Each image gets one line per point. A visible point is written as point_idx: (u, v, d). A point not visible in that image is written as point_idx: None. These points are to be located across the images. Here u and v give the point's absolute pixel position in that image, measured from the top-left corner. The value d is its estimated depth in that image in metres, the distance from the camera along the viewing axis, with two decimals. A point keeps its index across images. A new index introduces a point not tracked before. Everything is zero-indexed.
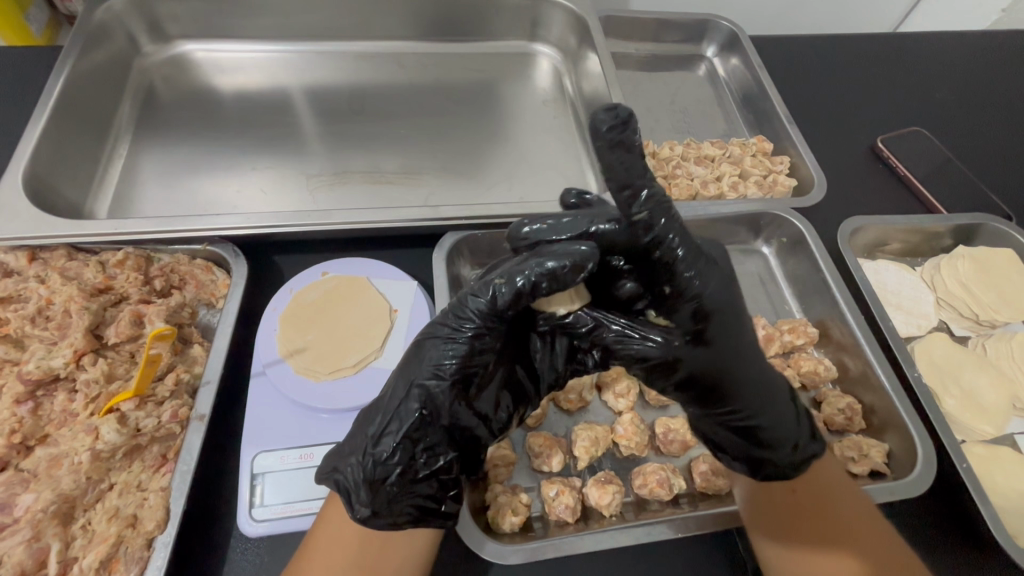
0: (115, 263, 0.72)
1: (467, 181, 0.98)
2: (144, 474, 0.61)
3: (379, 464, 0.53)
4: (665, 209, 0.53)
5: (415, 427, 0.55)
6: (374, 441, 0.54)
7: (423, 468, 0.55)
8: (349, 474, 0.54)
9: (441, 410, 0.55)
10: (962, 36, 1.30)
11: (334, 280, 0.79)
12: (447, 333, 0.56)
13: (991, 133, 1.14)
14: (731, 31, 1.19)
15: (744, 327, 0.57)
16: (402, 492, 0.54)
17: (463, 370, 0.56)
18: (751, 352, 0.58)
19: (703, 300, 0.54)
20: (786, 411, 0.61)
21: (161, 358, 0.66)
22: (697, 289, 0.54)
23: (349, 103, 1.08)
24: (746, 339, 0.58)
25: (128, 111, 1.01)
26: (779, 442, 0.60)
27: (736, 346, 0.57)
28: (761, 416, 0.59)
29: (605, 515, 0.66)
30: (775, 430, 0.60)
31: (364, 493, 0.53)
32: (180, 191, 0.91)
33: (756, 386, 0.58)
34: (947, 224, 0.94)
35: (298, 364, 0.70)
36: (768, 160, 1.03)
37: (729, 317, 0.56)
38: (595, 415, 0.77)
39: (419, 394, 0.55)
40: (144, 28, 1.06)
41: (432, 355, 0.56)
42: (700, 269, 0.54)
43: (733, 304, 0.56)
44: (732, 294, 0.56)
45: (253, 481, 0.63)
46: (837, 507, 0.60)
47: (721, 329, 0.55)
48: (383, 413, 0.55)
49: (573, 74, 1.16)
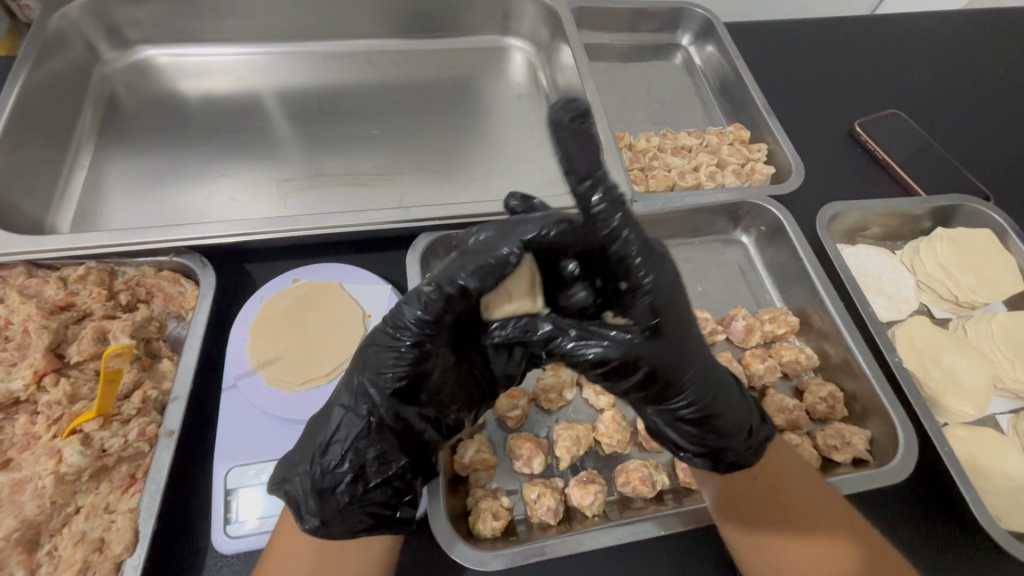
0: (76, 278, 0.70)
1: (442, 180, 0.97)
2: (113, 495, 0.60)
3: (326, 474, 0.53)
4: (622, 205, 0.48)
5: (363, 434, 0.54)
6: (322, 450, 0.54)
7: (374, 476, 0.54)
8: (297, 484, 0.53)
9: (387, 416, 0.55)
10: (938, 17, 1.29)
11: (306, 287, 0.77)
12: (390, 341, 0.55)
13: (968, 114, 1.14)
14: (706, 18, 1.17)
15: (695, 324, 0.57)
16: (354, 500, 0.54)
17: (409, 376, 0.55)
18: (702, 345, 0.58)
19: (656, 292, 0.52)
20: (735, 400, 0.60)
21: (120, 373, 0.64)
22: (652, 284, 0.51)
23: (320, 104, 1.06)
24: (699, 332, 0.57)
25: (90, 120, 0.98)
26: (739, 430, 0.60)
27: (689, 336, 0.56)
28: (721, 405, 0.59)
29: (588, 515, 0.66)
30: (730, 418, 0.59)
31: (313, 503, 0.52)
32: (146, 203, 0.89)
33: (705, 381, 0.58)
34: (926, 206, 0.94)
35: (270, 375, 0.69)
36: (745, 148, 1.02)
37: (682, 308, 0.55)
38: (576, 414, 0.76)
39: (362, 401, 0.55)
40: (102, 34, 1.03)
41: (375, 363, 0.55)
42: (655, 265, 0.51)
43: (684, 296, 0.56)
44: (682, 284, 0.56)
45: (227, 496, 0.61)
46: (798, 494, 0.61)
47: (676, 323, 0.54)
48: (330, 421, 0.55)
49: (546, 67, 1.14)
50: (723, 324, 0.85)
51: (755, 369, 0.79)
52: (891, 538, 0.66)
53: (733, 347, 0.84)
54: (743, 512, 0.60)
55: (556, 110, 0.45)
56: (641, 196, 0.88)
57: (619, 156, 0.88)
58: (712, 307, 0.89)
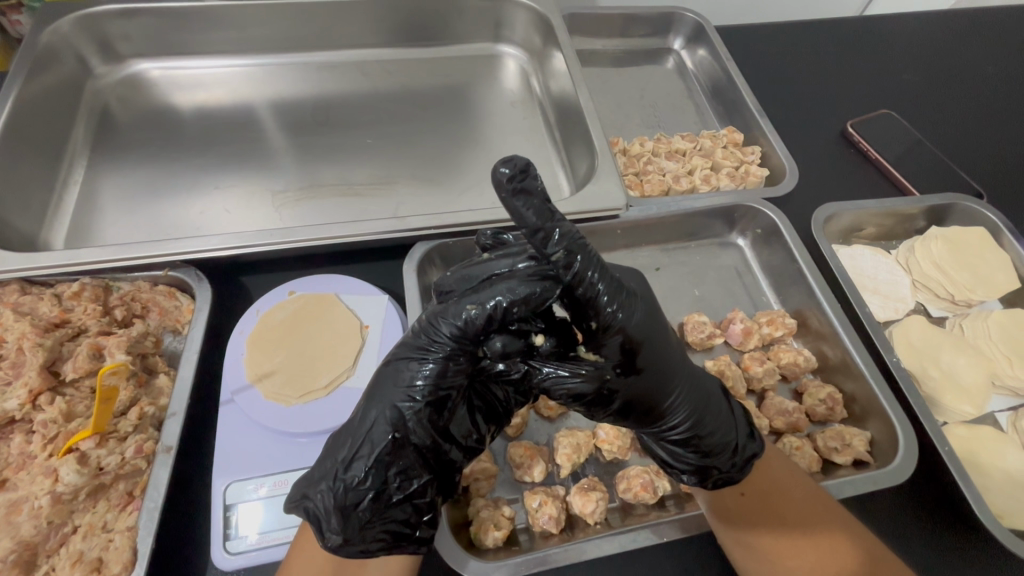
0: (71, 295, 0.69)
1: (437, 188, 0.97)
2: (111, 513, 0.59)
3: (349, 489, 0.52)
4: (580, 246, 0.49)
5: (388, 450, 0.54)
6: (345, 465, 0.53)
7: (396, 493, 0.54)
8: (318, 501, 0.52)
9: (414, 433, 0.54)
10: (925, 17, 1.30)
11: (301, 299, 0.76)
12: (420, 354, 0.54)
13: (958, 112, 1.14)
14: (697, 22, 1.18)
15: (673, 353, 0.57)
16: (376, 518, 0.53)
17: (437, 395, 0.55)
18: (684, 370, 0.58)
19: (628, 332, 0.53)
20: (725, 414, 0.62)
21: (116, 391, 0.64)
22: (625, 325, 0.52)
23: (314, 115, 1.06)
24: (679, 360, 0.58)
25: (82, 135, 0.98)
26: (726, 446, 0.60)
27: (666, 367, 0.56)
28: (706, 424, 0.59)
29: (590, 523, 0.65)
30: (718, 436, 0.60)
31: (335, 521, 0.52)
32: (142, 218, 0.89)
33: (697, 402, 0.59)
34: (920, 205, 0.94)
35: (267, 389, 0.68)
36: (738, 151, 1.02)
37: (657, 341, 0.56)
38: (576, 421, 0.76)
39: (390, 417, 0.54)
40: (94, 49, 1.02)
41: (404, 376, 0.54)
42: (624, 302, 0.52)
43: (659, 330, 0.56)
44: (656, 316, 0.57)
45: (226, 512, 0.61)
46: (795, 497, 0.61)
47: (650, 356, 0.55)
48: (354, 437, 0.54)
49: (539, 74, 1.14)
50: (721, 327, 0.85)
51: (755, 372, 0.79)
52: (895, 540, 0.66)
53: (731, 350, 0.84)
54: (741, 517, 0.60)
55: (499, 171, 0.45)
56: (636, 200, 0.88)
57: (613, 161, 0.88)
58: (709, 310, 0.89)
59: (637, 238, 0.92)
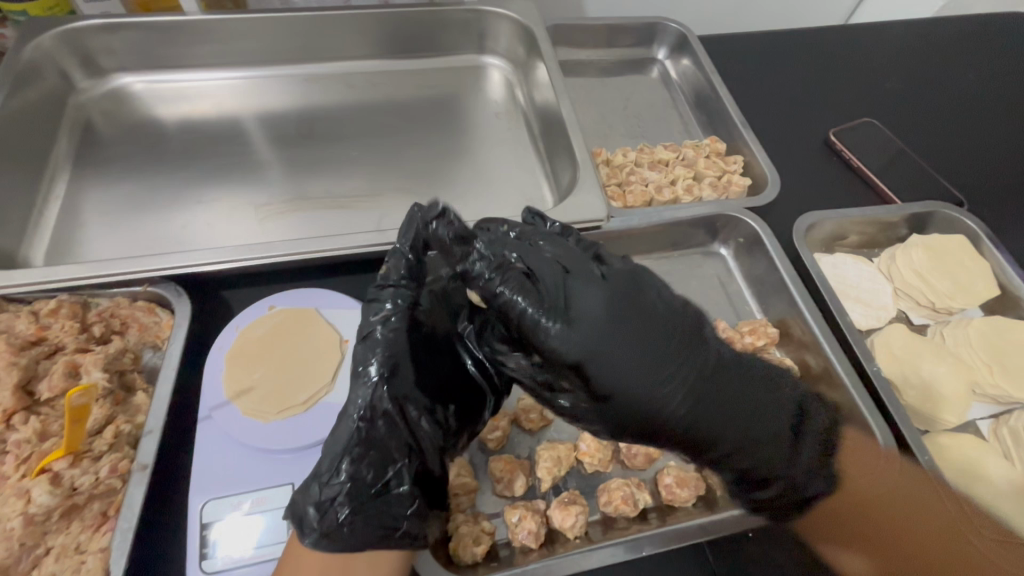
0: (47, 312, 0.69)
1: (421, 200, 0.97)
2: (84, 534, 0.59)
3: (326, 487, 0.55)
4: (498, 268, 0.58)
5: (357, 440, 0.57)
6: (319, 466, 0.57)
7: (372, 482, 0.57)
8: (301, 503, 0.55)
9: (379, 413, 0.59)
10: (908, 25, 1.31)
11: (281, 313, 0.75)
12: (369, 345, 0.62)
13: (940, 120, 1.15)
14: (681, 33, 1.19)
15: (674, 376, 0.59)
16: (356, 515, 0.55)
17: (390, 371, 0.61)
18: (692, 394, 0.60)
19: (564, 353, 0.56)
20: (761, 442, 0.63)
21: (85, 409, 0.63)
22: (562, 345, 0.56)
23: (299, 128, 1.07)
24: (685, 381, 0.60)
25: (66, 150, 0.98)
26: (758, 473, 0.64)
27: (665, 388, 0.59)
28: (734, 452, 0.63)
29: (570, 537, 0.65)
30: (747, 463, 0.64)
31: (314, 518, 0.54)
32: (124, 232, 0.88)
33: (680, 409, 0.60)
34: (901, 213, 0.95)
35: (245, 405, 0.68)
36: (721, 160, 1.02)
37: (629, 362, 0.57)
38: (557, 434, 0.76)
39: (355, 406, 0.59)
40: (78, 64, 1.01)
41: (358, 363, 0.61)
42: (559, 323, 0.56)
43: (610, 336, 0.57)
44: (617, 325, 0.57)
45: (203, 531, 0.60)
46: (911, 525, 0.60)
47: (628, 376, 0.58)
48: (329, 436, 0.59)
49: (524, 85, 1.15)
50: None
51: None
52: None
53: None
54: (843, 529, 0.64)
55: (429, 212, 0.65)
56: (618, 211, 0.89)
57: (595, 173, 0.89)
58: None
59: (620, 248, 0.93)
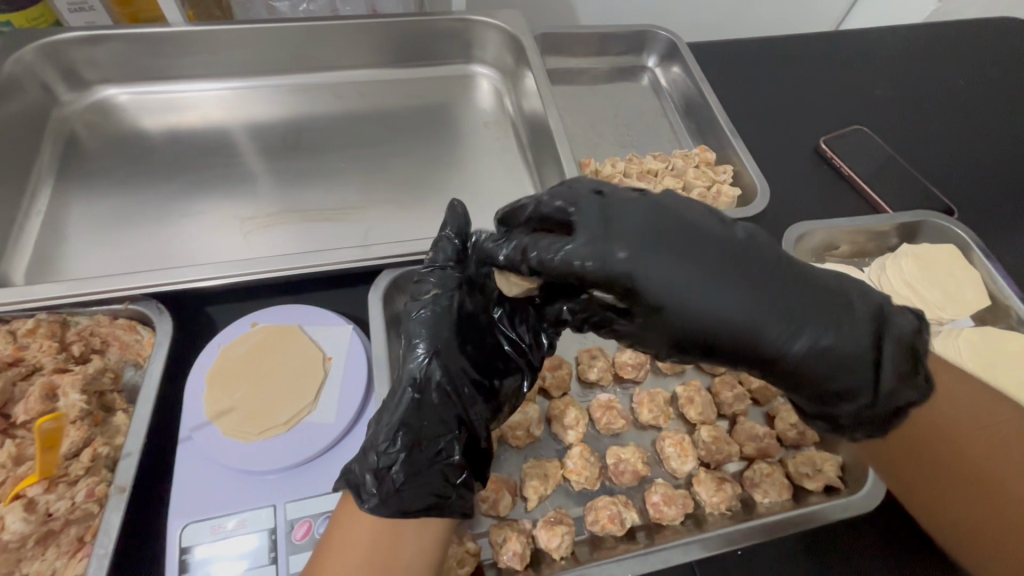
0: (25, 332, 0.68)
1: (408, 212, 0.96)
2: (59, 561, 0.58)
3: (382, 455, 0.59)
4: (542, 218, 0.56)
5: (409, 412, 0.61)
6: (374, 436, 0.61)
7: (423, 452, 0.61)
8: (357, 472, 0.59)
9: (427, 389, 0.63)
10: (898, 31, 1.31)
11: (263, 330, 0.75)
12: (416, 328, 0.66)
13: (931, 127, 1.15)
14: (670, 40, 1.19)
15: (728, 273, 0.50)
16: (407, 483, 0.58)
17: (437, 351, 0.65)
18: (758, 296, 0.49)
19: (608, 269, 0.50)
20: (852, 347, 0.50)
21: (59, 429, 0.62)
22: (609, 261, 0.50)
23: (285, 139, 1.06)
24: (746, 282, 0.49)
25: (48, 163, 0.97)
26: (852, 395, 0.52)
27: (723, 292, 0.49)
28: (816, 364, 0.50)
29: (556, 558, 0.64)
30: (837, 381, 0.51)
31: (371, 485, 0.57)
32: (106, 247, 0.87)
33: (754, 322, 0.49)
34: (890, 222, 0.94)
35: (226, 426, 0.67)
36: (710, 170, 1.02)
37: (676, 265, 0.49)
38: (545, 450, 0.75)
39: (405, 381, 0.63)
40: (60, 76, 1.00)
41: (408, 343, 0.66)
42: (589, 237, 0.50)
43: (658, 244, 0.50)
44: (660, 229, 0.50)
45: (182, 555, 0.60)
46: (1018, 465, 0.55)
47: (677, 281, 0.49)
48: (382, 408, 0.63)
49: (513, 94, 1.14)
50: None
51: (725, 397, 0.79)
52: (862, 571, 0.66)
53: (704, 373, 0.83)
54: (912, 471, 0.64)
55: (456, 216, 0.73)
56: None
57: None
58: None
59: None
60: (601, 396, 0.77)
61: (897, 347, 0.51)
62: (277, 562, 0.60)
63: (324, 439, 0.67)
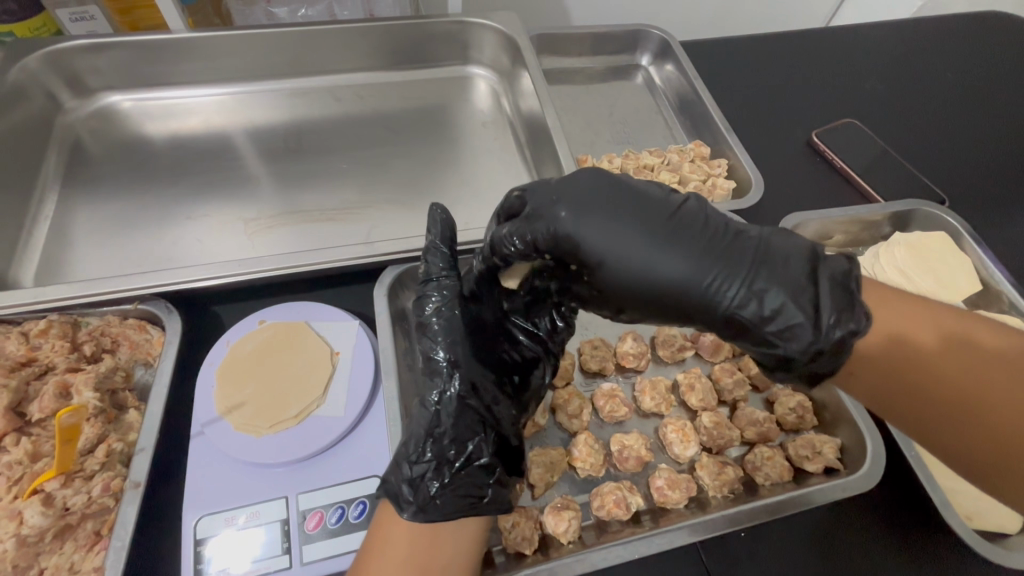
0: (37, 333, 0.69)
1: (410, 210, 0.98)
2: (77, 554, 0.59)
3: (413, 465, 0.61)
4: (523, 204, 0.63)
5: (435, 423, 0.63)
6: (405, 448, 0.62)
7: (455, 458, 0.62)
8: (394, 483, 0.60)
9: (450, 396, 0.65)
10: (886, 26, 1.34)
11: (271, 327, 0.76)
12: (429, 340, 0.68)
13: (919, 119, 1.18)
14: (663, 39, 1.21)
15: (650, 232, 0.56)
16: (445, 488, 0.60)
17: (453, 362, 0.66)
18: (673, 248, 0.56)
19: (555, 232, 0.58)
20: (776, 281, 0.53)
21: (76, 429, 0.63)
22: (556, 226, 0.58)
23: (286, 141, 1.07)
24: (666, 239, 0.56)
25: (54, 169, 0.98)
26: (793, 332, 0.52)
27: (647, 248, 0.56)
28: (744, 304, 0.53)
29: (563, 543, 0.65)
30: (773, 319, 0.53)
31: (408, 493, 0.59)
32: (113, 250, 0.89)
33: (676, 270, 0.55)
34: (883, 211, 0.97)
35: (237, 420, 0.68)
36: (705, 164, 1.04)
37: (602, 228, 0.57)
38: (550, 439, 0.76)
39: (430, 396, 0.65)
40: (64, 85, 1.02)
41: (424, 358, 0.68)
42: (540, 209, 0.60)
43: (592, 211, 0.58)
44: (592, 198, 0.58)
45: (197, 547, 0.61)
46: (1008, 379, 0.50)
47: (601, 244, 0.57)
48: (409, 424, 0.65)
49: (510, 94, 1.16)
50: (692, 339, 0.86)
51: (725, 384, 0.80)
52: (865, 548, 0.67)
53: (703, 362, 0.85)
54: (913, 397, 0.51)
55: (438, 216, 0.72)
56: None
57: None
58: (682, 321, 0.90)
59: None
60: (603, 384, 0.79)
61: (835, 284, 0.53)
62: (290, 552, 0.62)
63: (335, 431, 0.69)
